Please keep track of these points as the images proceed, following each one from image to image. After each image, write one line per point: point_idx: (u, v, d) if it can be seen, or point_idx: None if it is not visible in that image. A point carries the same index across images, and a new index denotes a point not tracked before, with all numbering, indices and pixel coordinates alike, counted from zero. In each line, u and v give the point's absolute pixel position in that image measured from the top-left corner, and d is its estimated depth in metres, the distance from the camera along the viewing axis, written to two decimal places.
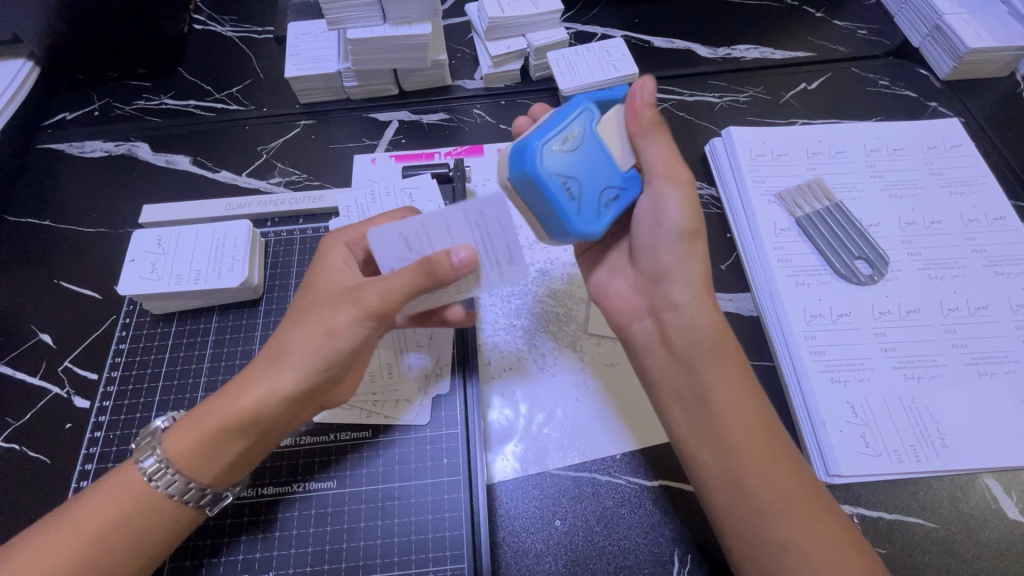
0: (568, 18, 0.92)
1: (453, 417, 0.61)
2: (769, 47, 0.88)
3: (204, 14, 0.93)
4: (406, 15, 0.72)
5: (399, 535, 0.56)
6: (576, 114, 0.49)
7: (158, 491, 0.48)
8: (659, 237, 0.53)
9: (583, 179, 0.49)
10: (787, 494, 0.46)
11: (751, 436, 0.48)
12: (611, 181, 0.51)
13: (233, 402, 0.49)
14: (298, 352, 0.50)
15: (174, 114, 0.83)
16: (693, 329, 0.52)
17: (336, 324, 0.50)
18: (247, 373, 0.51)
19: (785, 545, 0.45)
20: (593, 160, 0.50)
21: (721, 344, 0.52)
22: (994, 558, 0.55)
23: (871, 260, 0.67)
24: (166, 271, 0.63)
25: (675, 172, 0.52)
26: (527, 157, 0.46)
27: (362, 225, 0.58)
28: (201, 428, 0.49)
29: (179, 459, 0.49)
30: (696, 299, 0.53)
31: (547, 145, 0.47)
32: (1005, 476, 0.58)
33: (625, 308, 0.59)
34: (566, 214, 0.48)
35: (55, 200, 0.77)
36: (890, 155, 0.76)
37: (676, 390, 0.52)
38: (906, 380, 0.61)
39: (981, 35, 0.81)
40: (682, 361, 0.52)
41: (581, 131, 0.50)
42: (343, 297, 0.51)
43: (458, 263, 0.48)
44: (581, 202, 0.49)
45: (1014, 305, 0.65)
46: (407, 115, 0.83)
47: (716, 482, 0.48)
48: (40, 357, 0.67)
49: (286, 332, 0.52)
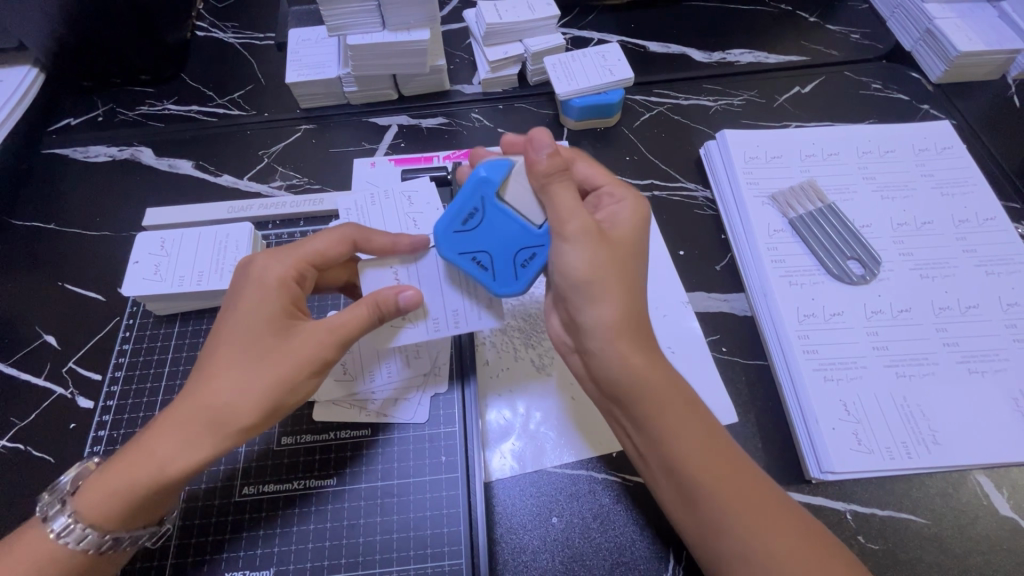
0: (565, 24, 0.93)
1: (451, 416, 0.62)
2: (763, 52, 0.90)
3: (206, 21, 0.94)
4: (405, 21, 0.74)
5: (398, 532, 0.57)
6: (472, 190, 0.53)
7: (70, 547, 0.47)
8: (564, 289, 0.52)
9: (493, 250, 0.53)
10: (738, 512, 0.47)
11: (692, 463, 0.48)
12: (525, 240, 0.53)
13: (164, 466, 0.46)
14: (247, 410, 0.48)
15: (177, 119, 0.84)
16: (612, 373, 0.52)
17: (289, 381, 0.50)
18: (171, 429, 0.47)
19: (744, 557, 0.46)
20: (500, 227, 0.53)
21: (641, 386, 0.51)
22: (986, 554, 0.56)
23: (863, 261, 0.68)
24: (170, 273, 0.64)
25: (567, 224, 0.51)
26: (435, 244, 0.53)
27: (301, 250, 0.55)
28: (132, 493, 0.47)
29: (110, 519, 0.47)
30: (608, 346, 0.51)
31: (450, 229, 0.53)
32: (997, 472, 0.59)
33: (561, 343, 0.60)
34: (486, 286, 0.54)
35: (60, 204, 0.79)
36: (883, 157, 0.77)
37: (619, 420, 0.55)
38: (898, 377, 0.62)
39: (971, 39, 0.82)
40: (613, 399, 0.53)
41: (481, 205, 0.53)
42: (287, 351, 0.50)
43: (405, 303, 0.52)
44: (496, 271, 0.53)
45: (1006, 303, 0.66)
46: (406, 119, 0.84)
47: (671, 501, 0.50)
48: (45, 357, 0.68)
49: (222, 387, 0.48)
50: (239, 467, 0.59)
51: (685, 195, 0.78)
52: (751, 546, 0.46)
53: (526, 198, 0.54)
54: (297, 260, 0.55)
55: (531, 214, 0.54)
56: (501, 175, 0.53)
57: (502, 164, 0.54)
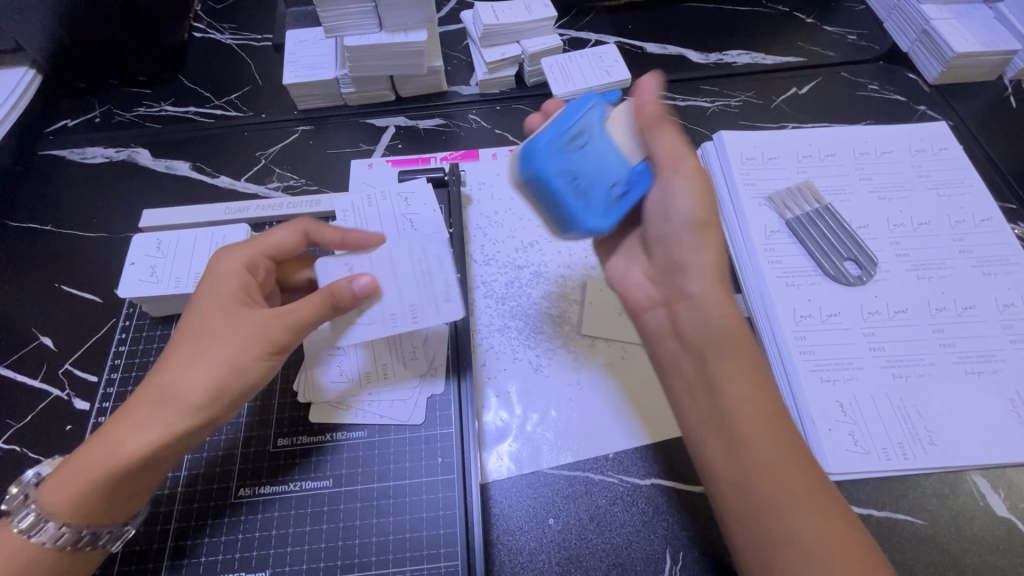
0: (562, 26, 0.93)
1: (448, 417, 0.62)
2: (760, 53, 0.90)
3: (204, 22, 0.94)
4: (402, 22, 0.74)
5: (394, 533, 0.57)
6: (583, 112, 0.52)
7: (32, 541, 0.47)
8: (674, 227, 0.53)
9: (588, 177, 0.51)
10: (796, 490, 0.46)
11: (762, 426, 0.48)
12: (619, 176, 0.53)
13: (121, 450, 0.47)
14: (196, 390, 0.49)
15: (174, 120, 0.84)
16: (708, 319, 0.52)
17: (240, 361, 0.51)
18: (130, 413, 0.48)
19: (790, 537, 0.44)
20: (600, 158, 0.52)
21: (734, 337, 0.51)
22: (982, 554, 0.56)
23: (860, 262, 0.68)
24: (166, 274, 0.64)
25: (682, 161, 0.53)
26: (535, 157, 0.49)
27: (258, 244, 0.58)
28: (91, 480, 0.47)
29: (70, 511, 0.47)
30: (710, 290, 0.52)
31: (555, 145, 0.50)
32: (993, 472, 0.59)
33: (638, 297, 0.58)
34: (575, 213, 0.50)
35: (56, 205, 0.79)
36: (880, 158, 0.77)
37: (686, 377, 0.52)
38: (895, 378, 0.62)
39: (968, 40, 0.82)
40: (693, 350, 0.52)
41: (588, 130, 0.52)
42: (239, 334, 0.51)
43: (360, 290, 0.54)
44: (589, 200, 0.51)
45: (1002, 304, 0.66)
46: (403, 120, 0.84)
47: (722, 467, 0.48)
48: (41, 359, 0.68)
49: (179, 368, 0.50)
50: (235, 469, 0.59)
51: None
52: (795, 527, 0.44)
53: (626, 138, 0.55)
54: (254, 253, 0.58)
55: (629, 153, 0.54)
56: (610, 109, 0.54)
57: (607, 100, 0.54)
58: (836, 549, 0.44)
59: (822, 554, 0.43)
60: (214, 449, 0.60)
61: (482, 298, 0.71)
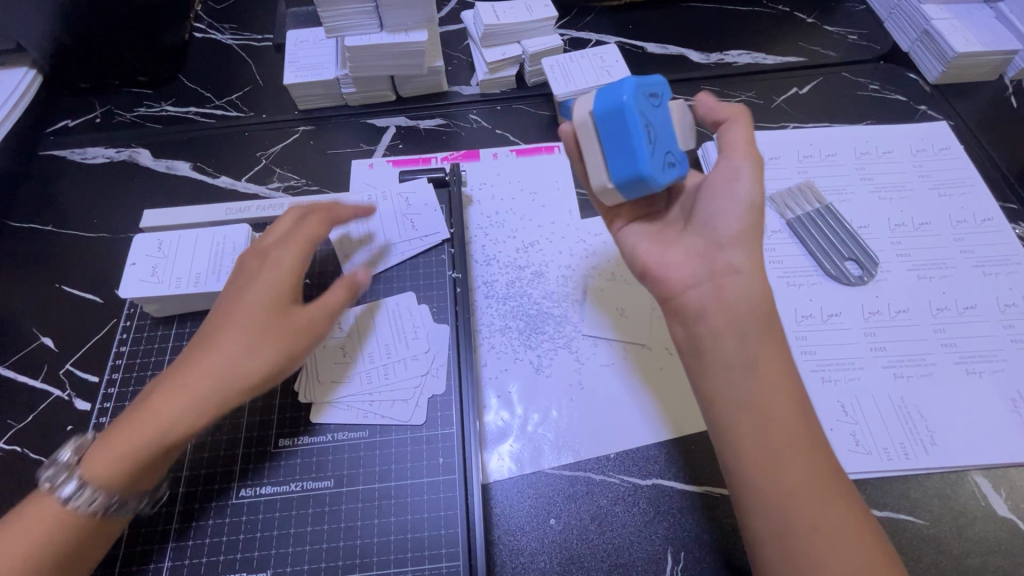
0: (563, 26, 0.93)
1: (449, 417, 0.62)
2: (761, 53, 0.90)
3: (204, 22, 0.94)
4: (402, 22, 0.74)
5: (395, 534, 0.56)
6: (661, 84, 0.54)
7: (81, 510, 0.47)
8: (732, 203, 0.53)
9: (659, 134, 0.51)
10: (816, 479, 0.45)
11: (797, 415, 0.47)
12: (678, 151, 0.54)
13: (168, 429, 0.48)
14: (255, 373, 0.51)
15: (175, 121, 0.84)
16: (752, 299, 0.51)
17: (295, 350, 0.53)
18: (188, 388, 0.49)
19: (812, 527, 0.44)
20: (668, 128, 0.53)
21: (774, 321, 0.50)
22: (984, 555, 0.55)
23: (861, 262, 0.68)
24: (167, 275, 0.64)
25: (747, 152, 0.55)
26: (625, 89, 0.49)
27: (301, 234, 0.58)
28: (136, 454, 0.48)
29: (110, 482, 0.47)
30: (756, 270, 0.52)
31: (640, 91, 0.50)
32: (995, 473, 0.58)
33: (680, 275, 0.55)
34: (643, 151, 0.49)
35: (57, 206, 0.79)
36: (880, 158, 0.77)
37: (726, 358, 0.49)
38: (896, 378, 0.62)
39: (969, 39, 0.82)
40: (737, 329, 0.50)
41: (662, 100, 0.53)
42: (295, 322, 0.53)
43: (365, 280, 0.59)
44: (654, 148, 0.50)
45: (1003, 304, 0.66)
46: (404, 121, 0.84)
47: (757, 456, 0.46)
48: (42, 360, 0.67)
49: (238, 349, 0.51)
50: (236, 468, 0.59)
51: None
52: (821, 517, 0.44)
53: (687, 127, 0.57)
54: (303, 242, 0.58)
55: (683, 142, 0.56)
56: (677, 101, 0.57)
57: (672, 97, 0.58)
58: (853, 537, 0.43)
59: (842, 542, 0.43)
60: (213, 447, 0.60)
61: (482, 298, 0.71)
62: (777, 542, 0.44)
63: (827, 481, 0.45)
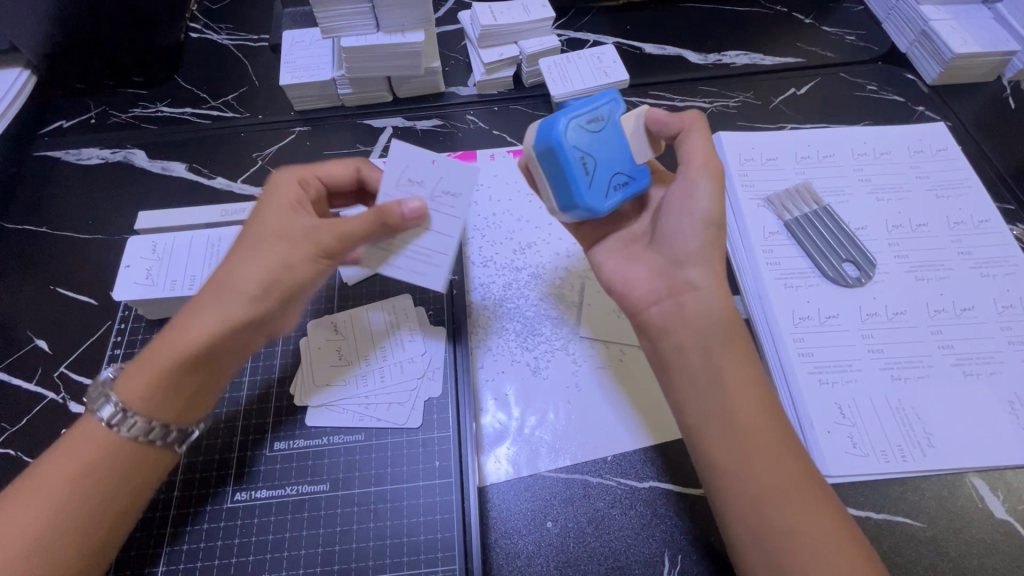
0: (560, 26, 0.93)
1: (446, 419, 0.62)
2: (758, 53, 0.90)
3: (200, 22, 0.94)
4: (399, 23, 0.73)
5: (391, 538, 0.56)
6: (603, 102, 0.55)
7: (120, 435, 0.49)
8: (689, 223, 0.55)
9: (600, 160, 0.53)
10: (791, 479, 0.47)
11: (763, 421, 0.49)
12: (626, 167, 0.55)
13: (182, 335, 0.49)
14: (251, 280, 0.50)
15: (170, 121, 0.84)
16: (713, 313, 0.53)
17: (290, 259, 0.51)
18: (194, 306, 0.50)
19: (792, 529, 0.45)
20: (613, 145, 0.54)
21: (736, 332, 0.53)
22: (980, 557, 0.55)
23: (859, 263, 0.68)
24: (162, 277, 0.64)
25: (710, 165, 0.55)
26: (556, 128, 0.51)
27: (313, 167, 0.61)
28: (156, 369, 0.49)
29: (134, 399, 0.49)
30: (715, 283, 0.54)
31: (575, 123, 0.52)
32: (992, 475, 0.59)
33: (643, 293, 0.57)
34: (579, 186, 0.52)
35: (52, 207, 0.78)
36: (878, 158, 0.77)
37: (691, 372, 0.52)
38: (894, 380, 0.62)
39: (966, 41, 0.82)
40: (701, 343, 0.52)
41: (607, 117, 0.55)
42: (293, 237, 0.52)
43: (411, 213, 0.52)
44: (594, 178, 0.53)
45: (1000, 306, 0.66)
46: (401, 121, 0.84)
47: (726, 463, 0.48)
48: (36, 362, 0.67)
49: (237, 264, 0.51)
50: (228, 473, 0.59)
51: None
52: (798, 517, 0.46)
53: (645, 133, 0.56)
54: (305, 174, 0.59)
55: (639, 152, 0.57)
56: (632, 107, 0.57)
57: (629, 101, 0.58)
58: (832, 535, 0.45)
59: (820, 540, 0.45)
60: (206, 454, 0.59)
61: (480, 299, 0.71)
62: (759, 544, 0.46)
63: (799, 480, 0.47)
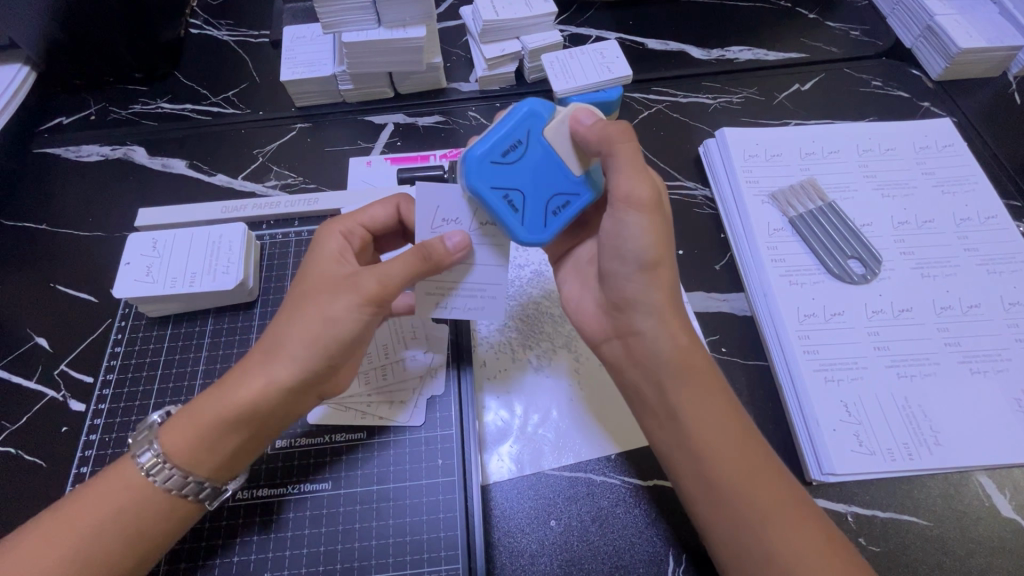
0: (563, 21, 0.92)
1: (448, 418, 0.62)
2: (762, 49, 0.89)
3: (200, 18, 0.93)
4: (401, 18, 0.73)
5: (394, 537, 0.56)
6: (518, 122, 0.50)
7: (156, 485, 0.48)
8: (622, 265, 0.51)
9: (527, 189, 0.50)
10: (763, 505, 0.47)
11: (728, 457, 0.48)
12: (561, 186, 0.51)
13: (229, 396, 0.49)
14: (298, 342, 0.50)
15: (170, 118, 0.83)
16: (658, 355, 0.51)
17: (332, 312, 0.50)
18: (243, 367, 0.50)
19: (767, 553, 0.45)
20: (540, 166, 0.50)
21: (690, 369, 0.51)
22: (987, 556, 0.55)
23: (864, 260, 0.68)
24: (162, 274, 0.64)
25: (637, 196, 0.49)
26: (469, 171, 0.49)
27: (355, 215, 0.59)
28: (201, 427, 0.49)
29: (177, 454, 0.48)
30: (661, 326, 0.51)
31: (489, 159, 0.49)
32: (999, 473, 0.59)
33: (594, 329, 0.58)
34: (510, 225, 0.50)
35: (52, 204, 0.78)
36: (883, 154, 0.77)
37: (650, 408, 0.52)
38: (899, 377, 0.61)
39: (972, 35, 0.81)
40: (653, 384, 0.52)
41: (527, 138, 0.50)
42: (338, 286, 0.51)
43: (453, 247, 0.50)
44: (525, 212, 0.50)
45: (1007, 303, 0.65)
46: (402, 118, 0.83)
47: (693, 496, 0.49)
48: (36, 360, 0.67)
49: (283, 325, 0.51)
50: None
51: (684, 194, 0.77)
52: (773, 541, 0.45)
53: (572, 145, 0.51)
54: (349, 221, 0.59)
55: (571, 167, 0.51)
56: (551, 114, 0.51)
57: (552, 106, 0.51)
58: (813, 556, 0.45)
59: (797, 562, 0.44)
60: None
61: None
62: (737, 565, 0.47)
63: (769, 517, 0.46)
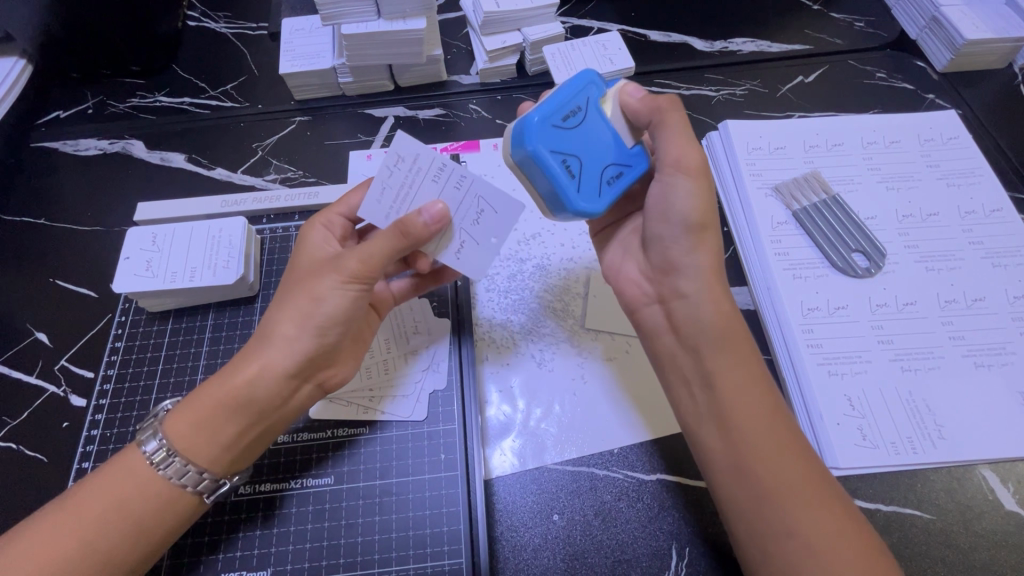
0: (564, 13, 0.91)
1: (450, 412, 0.61)
2: (765, 41, 0.88)
3: (198, 11, 0.92)
4: (401, 10, 0.72)
5: (397, 531, 0.56)
6: (578, 90, 0.50)
7: (160, 474, 0.48)
8: (671, 228, 0.52)
9: (585, 156, 0.50)
10: (790, 481, 0.46)
11: (762, 426, 0.48)
12: (616, 156, 0.52)
13: (229, 381, 0.49)
14: (288, 323, 0.50)
15: (168, 111, 0.82)
16: (701, 319, 0.52)
17: (319, 291, 0.51)
18: (241, 358, 0.51)
19: (788, 530, 0.45)
20: (597, 136, 0.51)
21: (729, 337, 0.51)
22: (991, 550, 0.55)
23: (868, 254, 0.67)
24: (162, 269, 0.63)
25: (686, 162, 0.50)
26: (529, 134, 0.48)
27: (335, 205, 0.59)
28: (201, 412, 0.48)
29: (178, 440, 0.48)
30: (704, 290, 0.52)
31: (549, 122, 0.48)
32: (1003, 467, 0.58)
33: (634, 294, 0.58)
34: (567, 192, 0.49)
35: (50, 199, 0.77)
36: (887, 147, 0.76)
37: (683, 374, 0.53)
38: (903, 371, 0.61)
39: (978, 27, 0.81)
40: (690, 348, 0.52)
41: (584, 108, 0.51)
42: (323, 269, 0.52)
43: (430, 220, 0.49)
44: (583, 178, 0.49)
45: (1012, 296, 0.65)
46: (403, 111, 0.83)
47: (722, 463, 0.49)
48: (36, 356, 0.66)
49: (273, 311, 0.52)
50: None
51: None
52: (798, 520, 0.45)
53: (625, 118, 0.53)
54: (327, 212, 0.58)
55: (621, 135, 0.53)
56: (604, 89, 0.52)
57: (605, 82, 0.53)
58: (836, 539, 0.44)
59: (821, 544, 0.44)
60: None
61: (483, 291, 0.70)
62: (756, 542, 0.46)
63: (798, 487, 0.46)
